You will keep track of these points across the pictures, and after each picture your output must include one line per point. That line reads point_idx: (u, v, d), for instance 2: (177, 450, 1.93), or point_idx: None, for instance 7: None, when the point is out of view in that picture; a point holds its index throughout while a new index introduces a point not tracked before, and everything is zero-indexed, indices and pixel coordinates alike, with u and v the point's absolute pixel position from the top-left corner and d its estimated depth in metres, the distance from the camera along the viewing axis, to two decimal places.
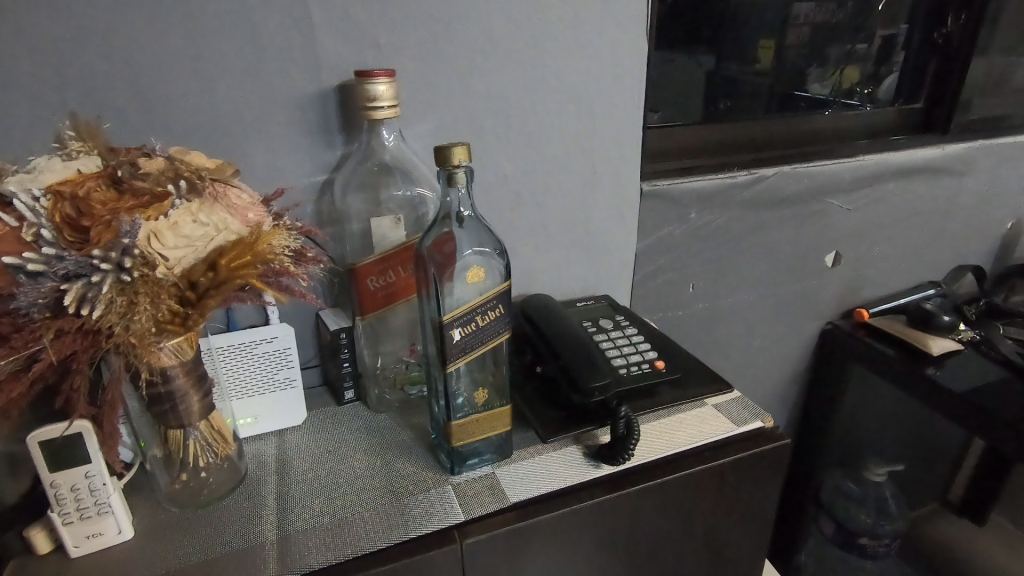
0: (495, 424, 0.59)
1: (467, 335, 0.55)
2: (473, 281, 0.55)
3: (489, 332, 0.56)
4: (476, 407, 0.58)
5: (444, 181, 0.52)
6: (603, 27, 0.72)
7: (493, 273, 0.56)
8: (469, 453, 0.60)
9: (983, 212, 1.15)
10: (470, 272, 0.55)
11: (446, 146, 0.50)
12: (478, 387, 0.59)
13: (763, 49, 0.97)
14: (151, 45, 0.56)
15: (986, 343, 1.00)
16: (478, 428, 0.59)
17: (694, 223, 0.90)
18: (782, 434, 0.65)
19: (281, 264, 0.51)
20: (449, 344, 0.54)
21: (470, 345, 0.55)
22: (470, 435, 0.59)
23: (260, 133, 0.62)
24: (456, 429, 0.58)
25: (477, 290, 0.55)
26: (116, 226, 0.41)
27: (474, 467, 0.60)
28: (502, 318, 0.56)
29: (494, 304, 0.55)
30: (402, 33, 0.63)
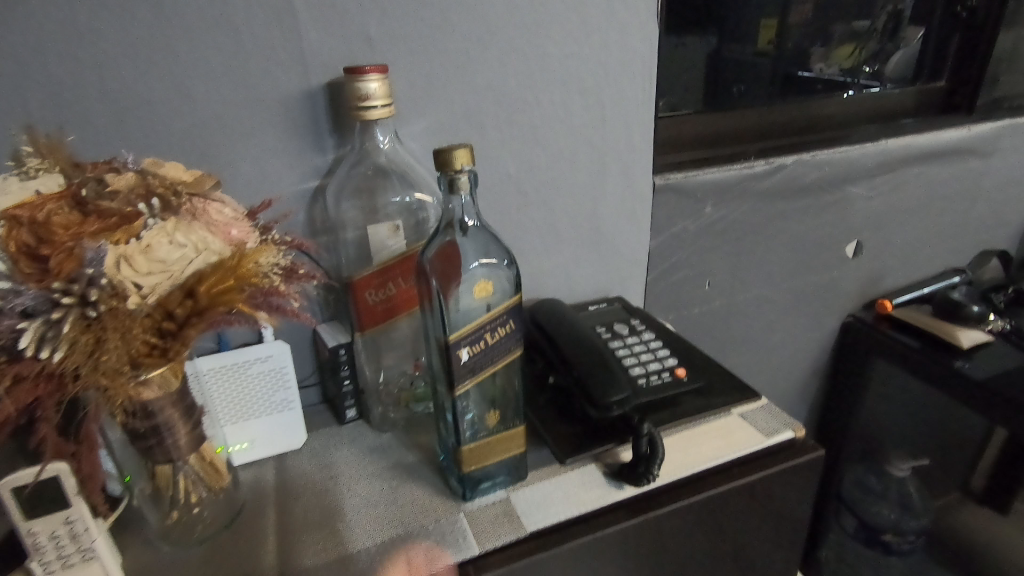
0: (507, 446, 0.55)
1: (476, 355, 0.50)
2: (481, 296, 0.51)
3: (500, 351, 0.51)
4: (486, 429, 0.54)
5: (445, 186, 0.47)
6: (611, 11, 0.67)
7: (501, 286, 0.51)
8: (482, 477, 0.55)
9: (1009, 194, 1.10)
10: (477, 286, 0.51)
11: (446, 148, 0.45)
12: (489, 407, 0.54)
13: (765, 28, 0.90)
14: (118, 47, 0.51)
15: (1018, 334, 0.95)
16: (490, 451, 0.54)
17: (711, 217, 0.86)
18: (816, 445, 0.61)
19: (270, 285, 0.46)
20: (455, 364, 0.50)
21: (479, 365, 0.51)
22: (482, 459, 0.54)
23: (245, 140, 0.57)
24: (467, 453, 0.54)
25: (484, 306, 0.51)
26: (80, 253, 0.37)
27: (488, 491, 0.56)
28: (513, 333, 0.52)
29: (504, 319, 0.51)
30: (395, 25, 0.58)
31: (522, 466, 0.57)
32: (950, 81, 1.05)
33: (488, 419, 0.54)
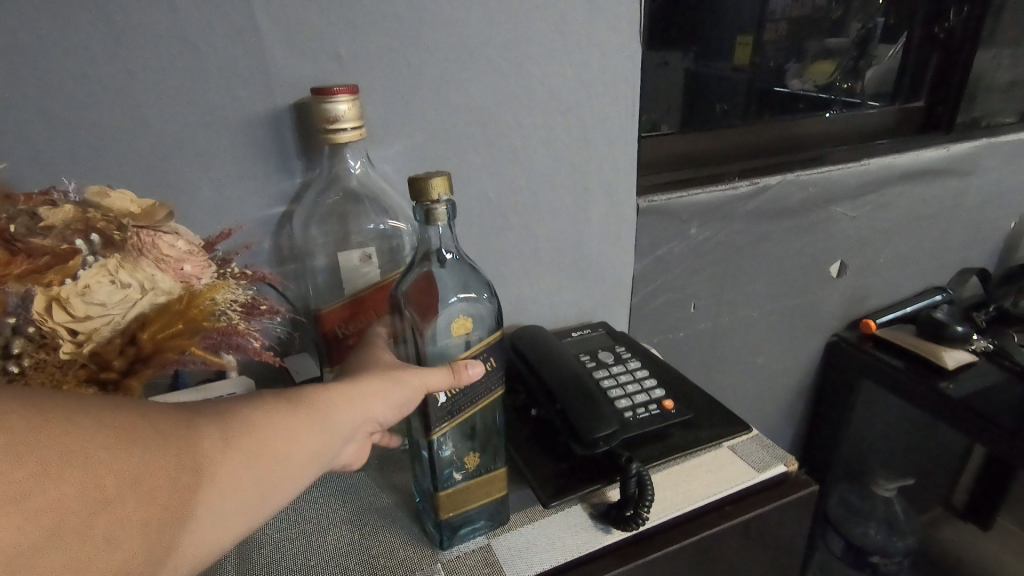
0: (488, 489, 0.52)
1: (454, 397, 0.47)
2: (459, 333, 0.47)
3: (481, 391, 0.48)
4: (466, 472, 0.50)
5: (421, 216, 0.44)
6: (592, 30, 0.65)
7: (483, 322, 0.48)
8: (461, 522, 0.52)
9: (987, 212, 1.10)
10: (455, 322, 0.47)
11: (421, 176, 0.42)
12: (471, 450, 0.50)
13: (741, 45, 0.89)
14: (61, 66, 0.47)
15: (1001, 353, 0.93)
16: (470, 494, 0.51)
17: (695, 239, 0.84)
18: (809, 479, 0.58)
19: (228, 326, 0.42)
20: (433, 407, 0.46)
21: (457, 408, 0.47)
22: (462, 504, 0.51)
23: (204, 164, 0.53)
24: (445, 497, 0.50)
25: (466, 343, 0.47)
26: (2, 298, 0.33)
27: (467, 537, 0.52)
28: (495, 372, 0.48)
29: (486, 358, 0.47)
30: (367, 44, 0.55)
31: (503, 508, 0.54)
32: (929, 100, 1.05)
33: (468, 462, 0.50)
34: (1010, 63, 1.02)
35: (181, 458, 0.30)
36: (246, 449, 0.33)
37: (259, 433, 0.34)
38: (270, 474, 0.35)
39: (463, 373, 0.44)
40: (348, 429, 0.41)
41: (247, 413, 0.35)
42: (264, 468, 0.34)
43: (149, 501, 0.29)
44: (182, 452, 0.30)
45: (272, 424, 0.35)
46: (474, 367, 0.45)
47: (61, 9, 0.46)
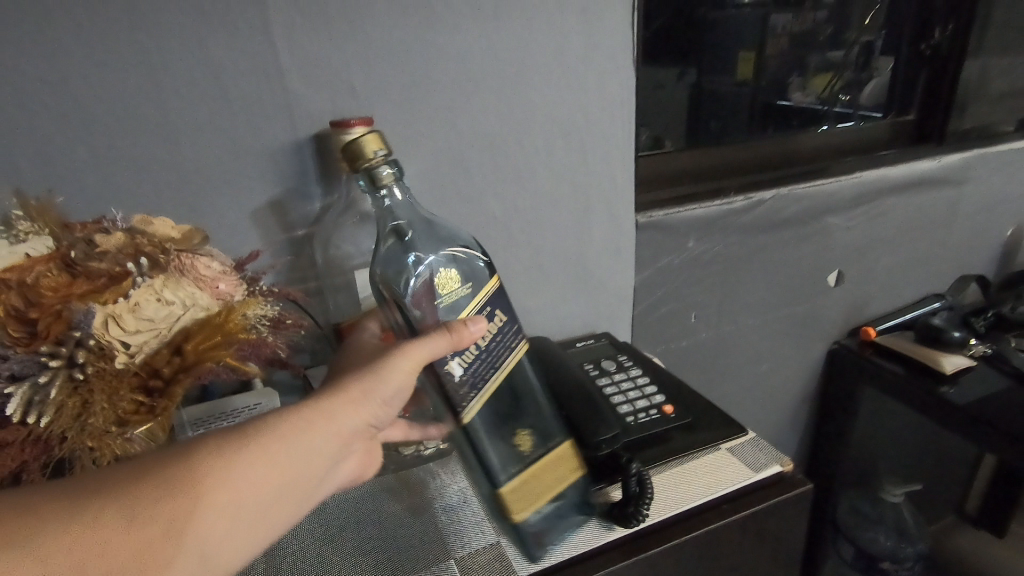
0: (551, 474, 0.54)
1: (469, 366, 0.49)
2: (450, 290, 0.49)
3: (497, 356, 0.51)
4: (523, 458, 0.52)
5: (368, 182, 0.48)
6: (589, 59, 0.70)
7: (469, 272, 0.51)
8: (538, 517, 0.53)
9: (983, 221, 1.13)
10: (441, 278, 0.49)
11: (353, 140, 0.48)
12: (521, 429, 0.53)
13: (743, 60, 0.94)
14: (107, 107, 0.52)
15: (999, 358, 0.96)
16: (532, 487, 0.53)
17: (694, 251, 0.87)
18: (803, 479, 0.61)
19: (257, 337, 0.47)
20: (451, 381, 0.48)
21: (476, 380, 0.50)
22: (527, 497, 0.52)
23: (233, 192, 0.58)
24: (508, 494, 0.51)
25: (464, 293, 0.50)
26: (69, 315, 0.38)
27: (554, 538, 0.54)
28: (507, 326, 0.52)
29: (489, 311, 0.51)
30: (380, 79, 0.60)
31: (572, 496, 0.56)
32: (921, 114, 1.08)
33: (519, 443, 0.53)
34: (997, 75, 1.06)
35: (140, 521, 0.33)
36: (206, 495, 0.36)
37: (220, 477, 0.36)
38: (246, 508, 0.37)
39: (463, 331, 0.46)
40: (342, 442, 0.43)
41: (201, 461, 0.36)
42: (231, 510, 0.37)
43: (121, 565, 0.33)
44: (143, 516, 0.33)
45: (237, 464, 0.37)
46: (474, 324, 0.47)
47: (108, 56, 0.51)
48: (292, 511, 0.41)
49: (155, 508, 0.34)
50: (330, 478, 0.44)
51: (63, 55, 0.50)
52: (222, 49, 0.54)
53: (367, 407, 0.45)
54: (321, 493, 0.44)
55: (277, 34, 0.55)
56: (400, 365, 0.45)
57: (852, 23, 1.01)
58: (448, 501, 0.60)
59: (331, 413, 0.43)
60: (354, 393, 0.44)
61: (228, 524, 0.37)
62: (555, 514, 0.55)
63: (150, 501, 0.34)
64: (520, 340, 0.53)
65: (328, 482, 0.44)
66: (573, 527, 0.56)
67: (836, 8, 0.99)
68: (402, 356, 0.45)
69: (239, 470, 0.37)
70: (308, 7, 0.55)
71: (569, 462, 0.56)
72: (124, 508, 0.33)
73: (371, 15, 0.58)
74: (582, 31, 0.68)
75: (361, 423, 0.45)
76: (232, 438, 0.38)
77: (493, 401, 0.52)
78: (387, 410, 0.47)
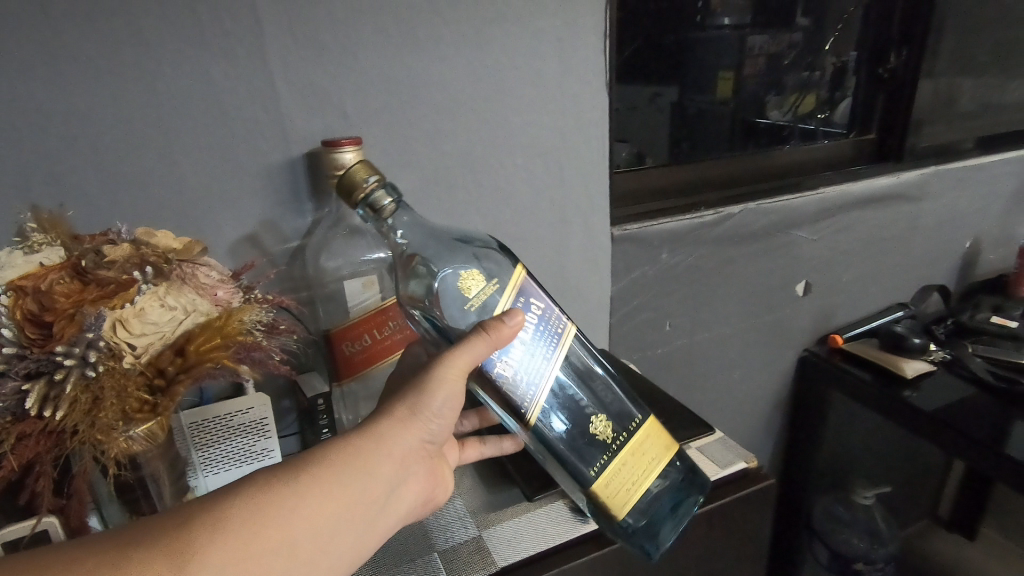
0: (639, 460, 0.51)
1: (517, 366, 0.46)
2: (476, 288, 0.48)
3: (546, 347, 0.47)
4: (607, 447, 0.49)
5: (369, 212, 0.48)
6: (565, 83, 0.75)
7: (491, 270, 0.49)
8: (641, 509, 0.52)
9: (942, 234, 1.20)
10: (464, 277, 0.48)
11: (345, 174, 0.47)
12: (596, 416, 0.50)
13: (722, 80, 1.00)
14: (113, 128, 0.56)
15: (957, 363, 1.02)
16: (627, 478, 0.50)
17: (667, 262, 0.92)
18: (766, 474, 0.65)
19: (253, 341, 0.51)
20: (505, 385, 0.46)
21: (533, 374, 0.47)
22: (626, 487, 0.50)
23: (230, 207, 0.62)
24: (604, 488, 0.49)
25: (493, 290, 0.47)
26: (81, 319, 0.41)
27: (668, 529, 0.55)
28: (546, 313, 0.48)
29: (523, 302, 0.47)
30: (369, 101, 0.65)
31: (667, 480, 0.55)
32: (880, 133, 1.15)
33: (597, 433, 0.49)
34: (950, 98, 1.13)
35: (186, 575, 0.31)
36: (266, 532, 0.34)
37: (268, 516, 0.35)
38: (302, 546, 0.36)
39: (502, 328, 0.43)
40: (400, 466, 0.42)
41: (247, 502, 0.35)
42: (287, 551, 0.35)
43: None
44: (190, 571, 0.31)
45: (284, 501, 0.35)
46: (511, 319, 0.43)
47: (114, 81, 0.55)
48: (356, 541, 0.39)
49: (213, 552, 0.32)
50: (391, 505, 0.42)
51: (73, 79, 0.53)
52: (222, 74, 0.58)
53: (415, 427, 0.43)
54: (385, 522, 0.42)
55: (273, 60, 0.59)
56: (446, 376, 0.42)
57: (815, 48, 1.07)
58: None
59: (378, 439, 0.41)
60: (400, 413, 0.42)
61: (285, 564, 0.35)
62: (658, 501, 0.54)
63: (194, 551, 0.32)
64: (567, 322, 0.49)
65: (390, 508, 0.42)
66: (682, 518, 0.56)
67: (802, 34, 1.05)
68: (446, 364, 0.43)
69: (288, 506, 0.35)
70: (302, 36, 0.60)
71: (655, 447, 0.52)
72: (166, 561, 0.31)
73: (361, 42, 0.62)
74: (558, 58, 0.73)
75: (411, 444, 0.43)
76: (278, 474, 0.37)
77: (557, 395, 0.48)
78: (439, 427, 0.45)
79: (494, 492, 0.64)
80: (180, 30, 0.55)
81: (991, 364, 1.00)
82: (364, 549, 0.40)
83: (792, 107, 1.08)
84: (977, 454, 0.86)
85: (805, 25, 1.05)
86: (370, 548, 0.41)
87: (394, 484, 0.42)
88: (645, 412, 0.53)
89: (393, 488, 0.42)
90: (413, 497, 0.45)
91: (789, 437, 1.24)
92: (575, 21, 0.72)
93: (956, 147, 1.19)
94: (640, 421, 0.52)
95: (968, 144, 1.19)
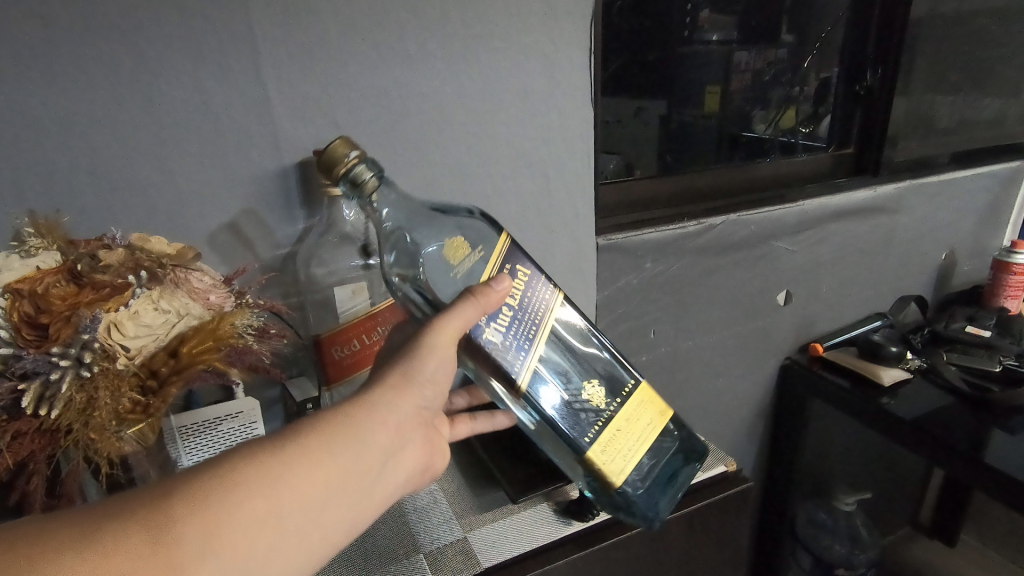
0: (633, 427, 0.54)
1: (505, 331, 0.49)
2: (462, 256, 0.51)
3: (533, 315, 0.51)
4: (600, 414, 0.53)
5: (350, 188, 0.49)
6: (551, 95, 0.77)
7: (475, 238, 0.52)
8: (636, 479, 0.55)
9: (919, 246, 1.23)
10: (450, 246, 0.51)
11: (325, 152, 0.49)
12: (589, 385, 0.53)
13: (710, 94, 1.04)
14: (108, 137, 0.57)
15: (933, 371, 1.05)
16: (621, 445, 0.53)
17: (651, 271, 0.94)
18: (745, 477, 0.66)
19: (245, 345, 0.52)
20: (495, 350, 0.49)
21: (521, 340, 0.50)
22: (619, 453, 0.53)
23: (223, 214, 0.64)
24: (599, 455, 0.52)
25: (478, 257, 0.51)
26: (76, 321, 0.43)
27: (664, 498, 0.59)
28: (533, 279, 0.52)
29: (510, 270, 0.51)
30: (360, 112, 0.66)
31: (664, 451, 0.58)
32: (858, 148, 1.18)
33: (591, 400, 0.53)
34: (925, 114, 1.17)
35: (170, 541, 0.32)
36: (262, 492, 0.35)
37: (258, 483, 0.35)
38: (293, 513, 0.36)
39: (489, 292, 0.47)
40: (394, 435, 0.43)
41: (244, 462, 0.36)
42: (277, 518, 0.36)
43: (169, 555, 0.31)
44: (173, 538, 0.32)
45: (274, 468, 0.36)
46: (497, 283, 0.48)
47: (111, 91, 0.56)
48: (350, 510, 0.40)
49: (209, 511, 0.33)
50: (384, 477, 0.43)
51: (70, 89, 0.55)
52: (216, 84, 0.60)
53: (405, 395, 0.45)
54: (378, 494, 0.43)
55: (266, 72, 0.61)
56: (438, 341, 0.46)
57: (795, 64, 1.11)
58: (417, 501, 0.64)
59: (372, 409, 0.43)
60: (391, 382, 0.45)
61: (276, 531, 0.36)
62: (653, 471, 0.57)
63: (179, 518, 0.32)
64: (554, 290, 0.53)
65: (386, 480, 0.43)
66: (677, 488, 0.59)
67: (786, 51, 1.09)
68: (436, 332, 0.46)
69: (277, 473, 0.36)
70: (295, 49, 0.62)
71: (649, 415, 0.55)
72: (149, 528, 0.32)
73: (352, 56, 0.64)
74: (544, 72, 0.75)
75: (403, 413, 0.44)
76: (272, 440, 0.38)
77: (546, 363, 0.52)
78: (429, 395, 0.47)
79: (479, 495, 0.65)
80: (175, 41, 0.57)
81: (965, 372, 1.04)
82: (359, 519, 0.41)
83: (776, 120, 1.12)
84: (951, 460, 0.88)
85: (789, 41, 1.08)
86: (364, 520, 0.42)
87: (386, 454, 0.43)
88: (638, 378, 0.56)
89: (388, 458, 0.43)
90: (410, 471, 0.46)
91: (772, 444, 1.26)
92: (561, 36, 0.75)
93: (931, 162, 1.23)
94: (633, 387, 0.55)
95: (943, 159, 1.23)
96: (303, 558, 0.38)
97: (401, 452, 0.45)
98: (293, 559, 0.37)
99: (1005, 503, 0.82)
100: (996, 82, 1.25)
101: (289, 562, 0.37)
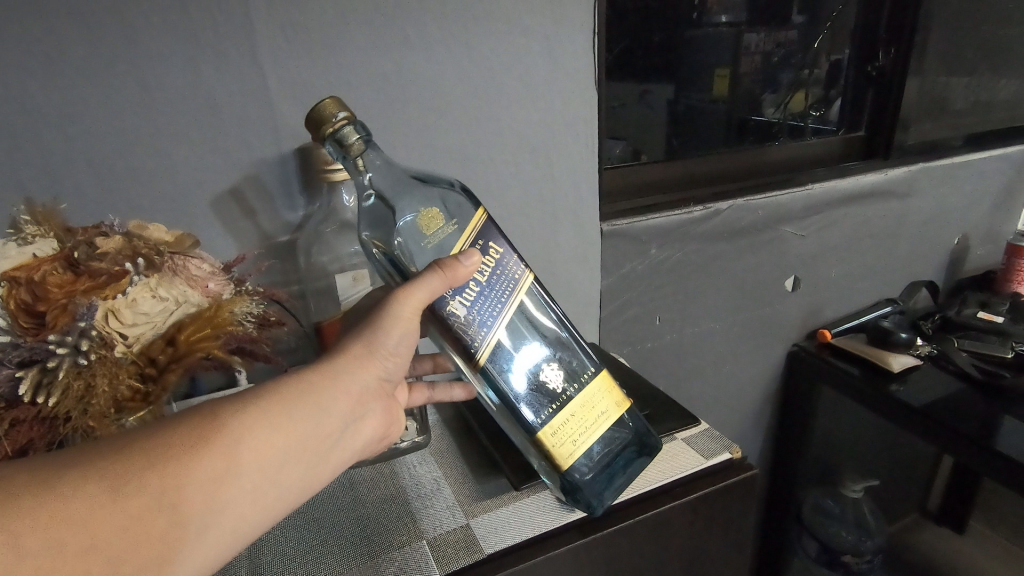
0: (587, 414, 0.52)
1: (471, 307, 0.48)
2: (435, 226, 0.49)
3: (502, 292, 0.49)
4: (557, 397, 0.51)
5: (337, 148, 0.47)
6: (554, 79, 0.75)
7: (456, 208, 0.50)
8: (596, 462, 0.55)
9: (930, 230, 1.21)
10: (425, 215, 0.49)
11: (314, 110, 0.46)
12: (548, 364, 0.52)
13: (718, 78, 1.02)
14: (105, 125, 0.57)
15: (943, 357, 1.04)
16: (575, 429, 0.51)
17: (657, 257, 0.93)
18: (750, 464, 0.66)
19: (246, 332, 0.52)
20: (454, 322, 0.48)
21: (484, 318, 0.48)
22: (567, 441, 0.51)
23: (221, 200, 0.63)
24: (550, 437, 0.51)
25: (451, 230, 0.49)
26: (73, 309, 0.43)
27: (611, 492, 0.58)
28: (504, 258, 0.50)
29: (482, 246, 0.49)
30: (358, 97, 0.65)
31: (612, 442, 0.56)
32: (869, 130, 1.16)
33: (549, 381, 0.51)
34: (938, 97, 1.14)
35: (128, 494, 0.32)
36: (217, 450, 0.35)
37: (217, 442, 0.35)
38: (252, 474, 0.37)
39: (457, 267, 0.45)
40: (353, 403, 0.43)
41: (202, 423, 0.35)
42: (235, 477, 0.36)
43: (126, 506, 0.31)
44: (130, 494, 0.32)
45: (235, 429, 0.36)
46: (466, 258, 0.45)
47: (106, 78, 0.55)
48: (307, 472, 0.40)
49: (169, 467, 0.33)
50: (343, 442, 0.44)
51: (65, 76, 0.54)
52: (211, 70, 0.59)
53: (368, 365, 0.45)
54: (337, 458, 0.43)
55: (262, 58, 0.60)
56: (401, 313, 0.44)
57: (806, 44, 1.08)
58: (420, 487, 0.63)
59: (333, 377, 0.42)
60: (354, 351, 0.44)
61: (236, 490, 0.36)
62: (603, 459, 0.56)
63: (135, 476, 0.32)
64: (524, 270, 0.51)
65: (344, 445, 0.44)
66: (625, 480, 0.59)
67: (799, 31, 1.07)
68: (399, 304, 0.44)
69: (237, 434, 0.36)
70: (292, 34, 0.61)
71: (605, 403, 0.53)
72: (106, 481, 0.32)
73: (352, 41, 0.63)
74: (547, 56, 0.74)
75: (365, 383, 0.44)
76: (236, 403, 0.37)
77: (510, 341, 0.50)
78: (393, 366, 0.47)
79: (481, 482, 0.64)
80: (169, 29, 0.56)
81: (976, 359, 1.02)
82: (315, 482, 0.42)
83: (785, 103, 1.10)
84: (962, 446, 0.87)
85: (800, 23, 1.06)
86: (321, 483, 0.42)
87: (347, 420, 0.43)
88: (599, 366, 0.54)
89: (348, 424, 0.43)
90: (369, 437, 0.47)
91: (778, 431, 1.25)
92: (562, 17, 0.73)
93: (946, 145, 1.20)
94: (593, 373, 0.53)
95: (956, 142, 1.21)
96: (260, 518, 0.38)
97: (362, 418, 0.45)
98: (250, 518, 0.37)
99: (1013, 491, 0.81)
100: (1014, 62, 1.21)
101: (247, 522, 0.37)
